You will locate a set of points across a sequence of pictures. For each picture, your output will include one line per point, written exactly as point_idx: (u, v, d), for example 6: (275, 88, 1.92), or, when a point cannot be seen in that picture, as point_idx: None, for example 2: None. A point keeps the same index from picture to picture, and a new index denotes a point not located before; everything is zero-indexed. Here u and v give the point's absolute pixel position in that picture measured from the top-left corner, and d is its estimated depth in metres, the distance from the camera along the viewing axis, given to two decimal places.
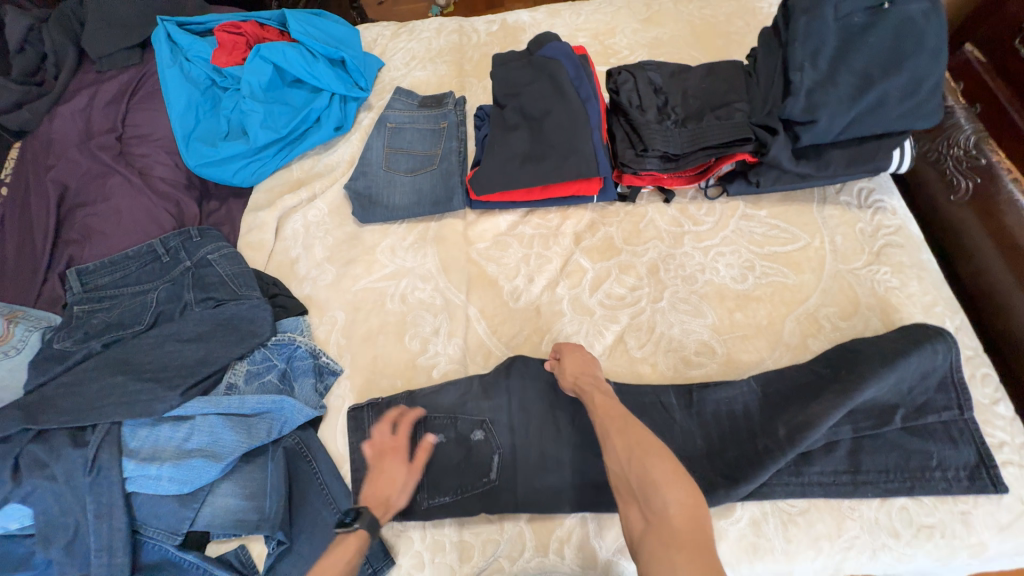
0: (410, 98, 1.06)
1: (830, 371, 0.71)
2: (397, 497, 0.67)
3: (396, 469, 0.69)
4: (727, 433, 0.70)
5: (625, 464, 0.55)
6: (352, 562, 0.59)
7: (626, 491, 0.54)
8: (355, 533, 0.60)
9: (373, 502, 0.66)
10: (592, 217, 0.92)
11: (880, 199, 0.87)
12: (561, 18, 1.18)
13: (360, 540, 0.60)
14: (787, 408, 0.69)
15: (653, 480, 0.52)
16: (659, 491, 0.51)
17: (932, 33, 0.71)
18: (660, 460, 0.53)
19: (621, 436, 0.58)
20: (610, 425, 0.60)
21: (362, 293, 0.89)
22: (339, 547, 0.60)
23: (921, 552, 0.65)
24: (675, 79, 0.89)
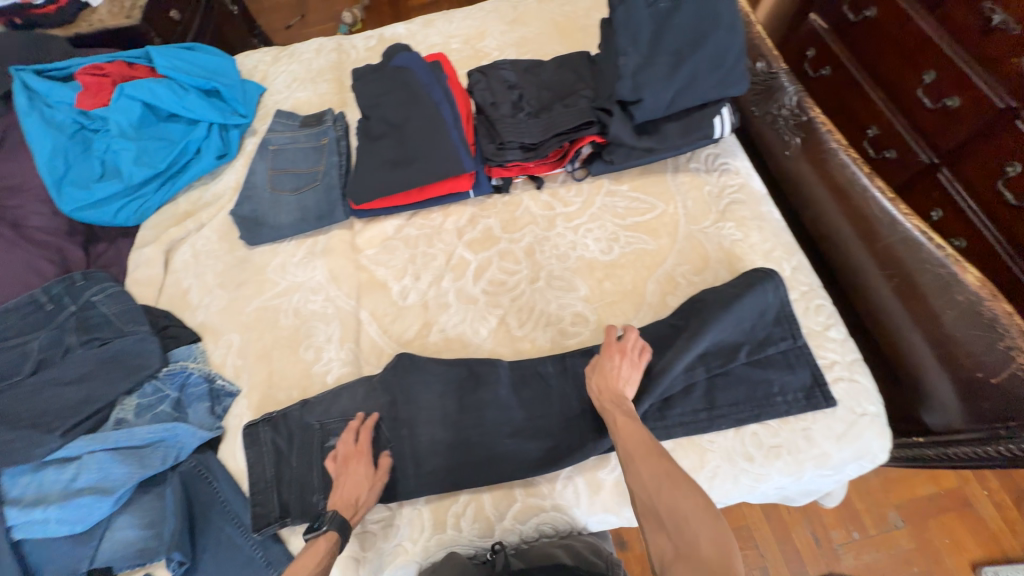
0: (291, 119, 1.09)
1: (681, 320, 0.78)
2: (366, 497, 0.69)
3: (358, 469, 0.71)
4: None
5: (654, 495, 0.56)
6: (322, 563, 0.62)
7: (652, 516, 0.56)
8: (324, 535, 0.64)
9: (339, 504, 0.68)
10: (472, 212, 0.98)
11: (724, 161, 0.96)
12: (435, 28, 1.23)
13: (329, 543, 0.63)
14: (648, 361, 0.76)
15: (683, 515, 0.54)
16: (689, 525, 0.53)
17: (725, 12, 0.81)
18: (688, 494, 0.55)
19: (650, 464, 0.59)
20: (635, 452, 0.61)
21: (256, 313, 0.91)
22: (311, 552, 0.62)
23: (774, 470, 0.72)
24: (528, 74, 0.96)
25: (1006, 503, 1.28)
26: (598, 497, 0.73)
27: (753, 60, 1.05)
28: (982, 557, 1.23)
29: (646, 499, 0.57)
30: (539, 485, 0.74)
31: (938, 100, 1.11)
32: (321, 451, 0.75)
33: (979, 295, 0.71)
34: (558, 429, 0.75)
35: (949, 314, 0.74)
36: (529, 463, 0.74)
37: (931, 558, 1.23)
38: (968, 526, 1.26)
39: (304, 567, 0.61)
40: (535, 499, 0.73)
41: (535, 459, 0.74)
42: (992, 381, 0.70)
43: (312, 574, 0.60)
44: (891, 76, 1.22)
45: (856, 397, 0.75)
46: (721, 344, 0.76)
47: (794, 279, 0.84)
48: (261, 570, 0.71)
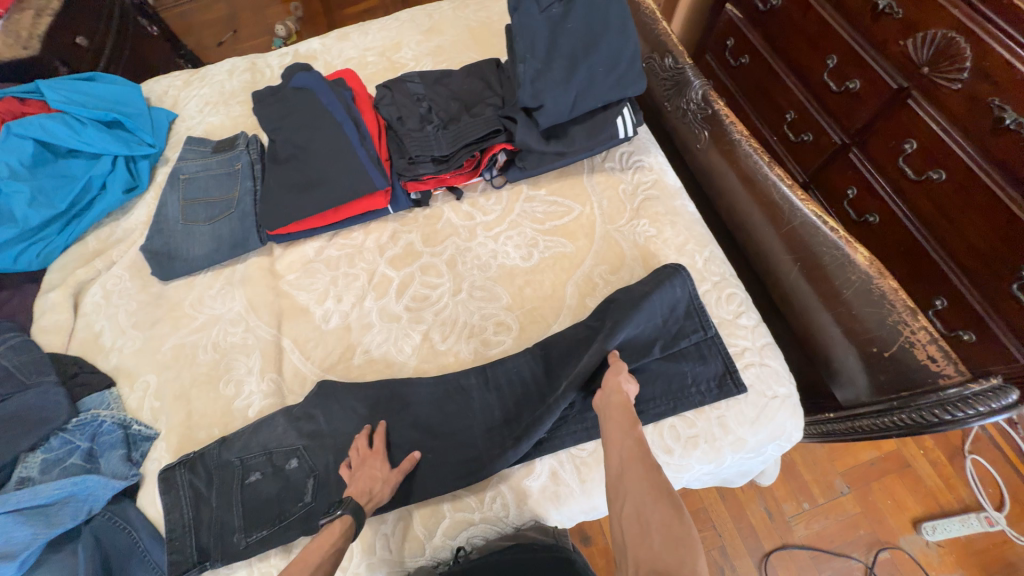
0: (203, 146, 1.06)
1: (596, 322, 0.79)
2: (380, 488, 0.68)
3: (375, 464, 0.71)
4: (520, 402, 0.77)
5: (626, 507, 0.54)
6: (335, 547, 0.60)
7: (637, 535, 0.50)
8: (339, 519, 0.63)
9: (354, 493, 0.67)
10: (393, 227, 0.97)
11: (638, 159, 0.98)
12: (350, 41, 1.21)
13: (344, 525, 0.62)
14: (565, 366, 0.77)
15: (650, 528, 0.50)
16: (652, 531, 0.50)
17: (614, 16, 0.83)
18: (660, 509, 0.51)
19: (645, 476, 0.55)
20: (630, 465, 0.57)
21: (173, 351, 0.88)
22: (325, 535, 0.61)
23: (693, 459, 0.74)
24: (436, 86, 0.95)
25: (941, 460, 1.35)
26: (527, 504, 0.74)
27: (662, 56, 1.06)
28: (922, 513, 1.29)
29: (633, 515, 0.52)
30: (466, 499, 0.74)
31: (842, 83, 1.16)
32: (242, 488, 0.74)
33: (868, 273, 0.75)
34: (482, 440, 0.76)
35: (847, 292, 0.77)
36: (454, 478, 0.74)
37: (875, 520, 1.29)
38: (908, 486, 1.32)
39: (319, 545, 0.60)
40: (464, 513, 0.73)
41: (460, 474, 0.74)
42: (885, 354, 0.73)
43: (325, 555, 0.59)
44: (800, 61, 1.26)
45: (766, 380, 0.78)
46: (636, 343, 0.78)
47: (706, 270, 0.86)
48: None
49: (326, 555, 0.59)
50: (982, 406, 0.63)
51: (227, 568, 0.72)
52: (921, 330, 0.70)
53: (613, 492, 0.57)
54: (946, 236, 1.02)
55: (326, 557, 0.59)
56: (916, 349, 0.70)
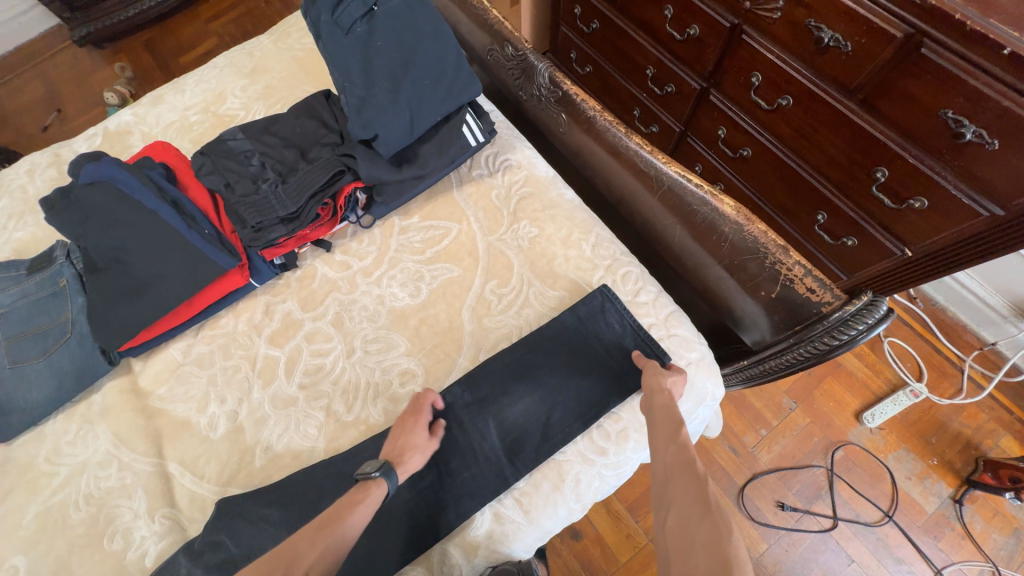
0: (12, 269, 0.88)
1: (537, 359, 0.76)
2: (417, 458, 0.66)
3: (413, 426, 0.69)
4: (450, 452, 0.73)
5: (671, 524, 0.49)
6: (367, 511, 0.59)
7: (683, 548, 0.46)
8: (376, 480, 0.62)
9: (390, 456, 0.65)
10: (265, 300, 0.87)
11: (505, 158, 0.93)
12: (166, 103, 1.07)
13: (376, 494, 0.61)
14: (496, 402, 0.74)
15: (695, 543, 0.46)
16: (696, 546, 0.45)
17: (423, 23, 0.78)
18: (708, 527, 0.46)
19: (694, 485, 0.51)
20: (675, 471, 0.53)
21: (37, 520, 0.74)
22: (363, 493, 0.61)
23: (629, 451, 0.73)
24: (264, 136, 0.85)
25: (864, 351, 1.45)
26: (478, 556, 0.69)
27: (502, 45, 1.01)
28: (861, 405, 1.38)
29: (679, 527, 0.48)
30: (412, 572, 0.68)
31: (683, 31, 1.17)
32: None
33: (738, 222, 0.77)
34: (413, 506, 0.70)
35: (727, 245, 0.78)
36: (395, 557, 0.67)
37: (824, 424, 1.37)
38: (843, 384, 1.41)
39: (352, 507, 0.59)
40: None
41: (399, 550, 0.67)
42: (774, 295, 0.75)
43: (357, 517, 0.58)
44: (643, 17, 1.26)
45: (677, 350, 0.77)
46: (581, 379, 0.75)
47: (597, 256, 0.84)
48: None
49: (357, 515, 0.58)
50: (864, 322, 0.66)
51: None
52: (796, 266, 0.72)
53: (656, 498, 0.53)
54: (810, 155, 1.07)
55: (358, 517, 0.58)
56: (797, 285, 0.72)
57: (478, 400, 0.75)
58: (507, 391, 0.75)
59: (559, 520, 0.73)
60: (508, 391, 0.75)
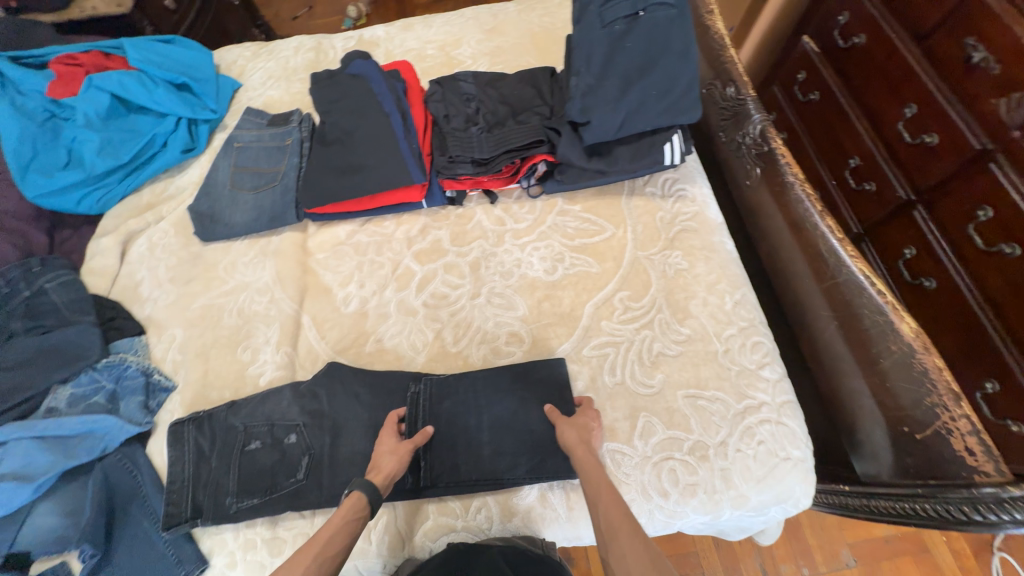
0: (260, 117, 1.10)
1: (506, 389, 0.78)
2: (390, 463, 0.68)
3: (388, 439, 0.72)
4: (443, 442, 0.76)
5: None
6: (349, 520, 0.61)
7: None
8: (351, 495, 0.64)
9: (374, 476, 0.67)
10: (425, 222, 0.97)
11: (681, 187, 0.94)
12: (413, 32, 1.23)
13: (355, 500, 0.63)
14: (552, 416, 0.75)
15: None
16: None
17: (677, 36, 0.79)
18: None
19: None
20: None
21: (201, 310, 0.92)
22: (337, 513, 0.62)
23: (690, 508, 0.71)
24: (488, 88, 0.95)
25: (965, 552, 1.23)
26: (511, 522, 0.73)
27: (724, 85, 1.01)
28: None
29: None
30: (451, 505, 0.74)
31: (918, 135, 1.07)
32: (242, 453, 0.76)
33: (911, 346, 0.69)
34: (456, 453, 0.76)
35: (883, 364, 0.71)
36: (447, 481, 0.74)
37: None
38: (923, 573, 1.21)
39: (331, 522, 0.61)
40: (447, 518, 0.73)
41: (450, 474, 0.74)
42: (917, 437, 0.67)
43: (336, 526, 0.60)
44: (875, 107, 1.18)
45: (780, 440, 0.73)
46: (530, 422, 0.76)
47: (735, 313, 0.82)
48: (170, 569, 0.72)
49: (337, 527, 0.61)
50: (1019, 514, 0.57)
51: (214, 527, 0.74)
52: (961, 419, 0.63)
53: None
54: (1013, 316, 0.93)
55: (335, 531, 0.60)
56: (953, 439, 0.64)
57: (486, 423, 0.77)
58: (527, 429, 0.76)
59: (592, 532, 0.74)
60: (598, 396, 0.77)
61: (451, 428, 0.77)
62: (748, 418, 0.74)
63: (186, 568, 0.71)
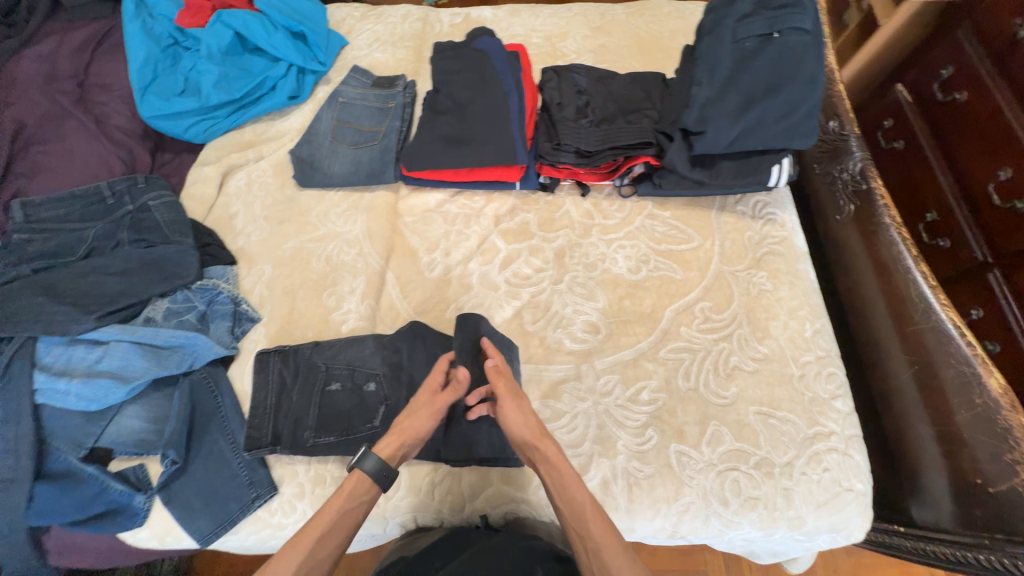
0: (365, 77, 1.12)
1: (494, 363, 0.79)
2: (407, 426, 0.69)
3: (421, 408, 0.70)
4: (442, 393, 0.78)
5: None
6: (347, 505, 0.63)
7: None
8: (351, 477, 0.64)
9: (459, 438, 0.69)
10: (514, 203, 0.99)
11: (771, 211, 0.95)
12: (520, 18, 1.25)
13: (354, 483, 0.64)
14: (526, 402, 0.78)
15: None
16: None
17: (809, 62, 0.79)
18: None
19: None
20: None
21: (291, 251, 0.95)
22: (334, 499, 0.63)
23: (746, 520, 0.73)
24: (600, 83, 0.97)
25: None
26: None
27: (826, 118, 1.02)
28: None
29: None
30: (515, 476, 0.77)
31: (1007, 200, 1.07)
32: (322, 393, 0.79)
33: (997, 402, 0.69)
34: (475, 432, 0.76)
35: (960, 416, 0.72)
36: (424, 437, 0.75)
37: None
38: None
39: (329, 511, 0.62)
40: (510, 489, 0.76)
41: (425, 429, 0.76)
42: (990, 491, 0.69)
43: (336, 514, 0.62)
44: (966, 166, 1.17)
45: (845, 471, 0.74)
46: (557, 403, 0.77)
47: (813, 341, 0.83)
48: (241, 489, 0.75)
49: (339, 512, 0.62)
50: None
51: (287, 458, 0.77)
52: None
53: None
54: None
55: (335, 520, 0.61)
56: None
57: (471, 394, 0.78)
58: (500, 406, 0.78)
59: (649, 528, 0.74)
60: (670, 398, 0.79)
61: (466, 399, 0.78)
62: (816, 444, 0.75)
63: (258, 491, 0.75)
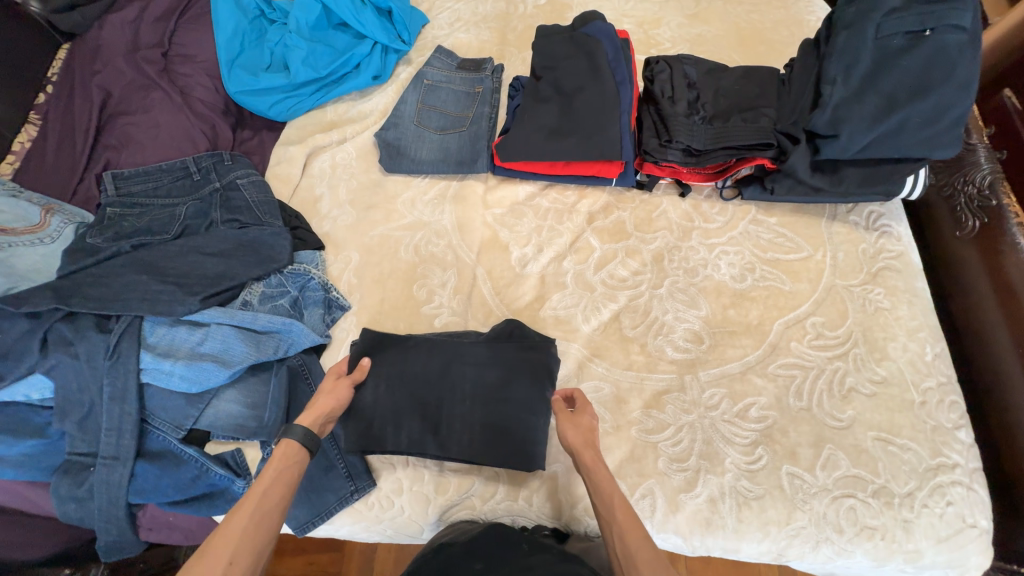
0: (450, 58, 1.06)
1: (462, 364, 0.77)
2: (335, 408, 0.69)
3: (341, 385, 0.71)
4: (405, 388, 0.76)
5: None
6: (283, 471, 0.60)
7: None
8: (283, 444, 0.62)
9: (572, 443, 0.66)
10: (608, 200, 0.95)
11: (887, 224, 0.89)
12: (610, 2, 1.18)
13: (286, 450, 0.61)
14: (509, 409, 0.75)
15: None
16: None
17: (964, 65, 0.73)
18: None
19: None
20: None
21: (378, 239, 0.92)
22: (269, 469, 0.59)
23: (861, 549, 0.69)
24: (711, 77, 0.90)
25: None
26: (674, 517, 0.71)
27: None
28: None
29: None
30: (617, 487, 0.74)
31: None
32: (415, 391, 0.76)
33: None
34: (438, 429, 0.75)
35: None
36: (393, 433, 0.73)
37: None
38: None
39: (265, 476, 0.58)
40: None
41: (388, 421, 0.74)
42: None
43: (271, 478, 0.58)
44: None
45: (970, 507, 0.70)
46: (522, 400, 0.75)
47: (934, 366, 0.78)
48: (339, 481, 0.74)
49: (276, 479, 0.58)
50: None
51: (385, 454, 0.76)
52: None
53: None
54: None
55: (275, 486, 0.58)
56: None
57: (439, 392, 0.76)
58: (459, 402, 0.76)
59: (754, 550, 0.71)
60: (782, 418, 0.75)
61: (402, 401, 0.75)
62: (939, 476, 0.71)
63: (358, 484, 0.74)
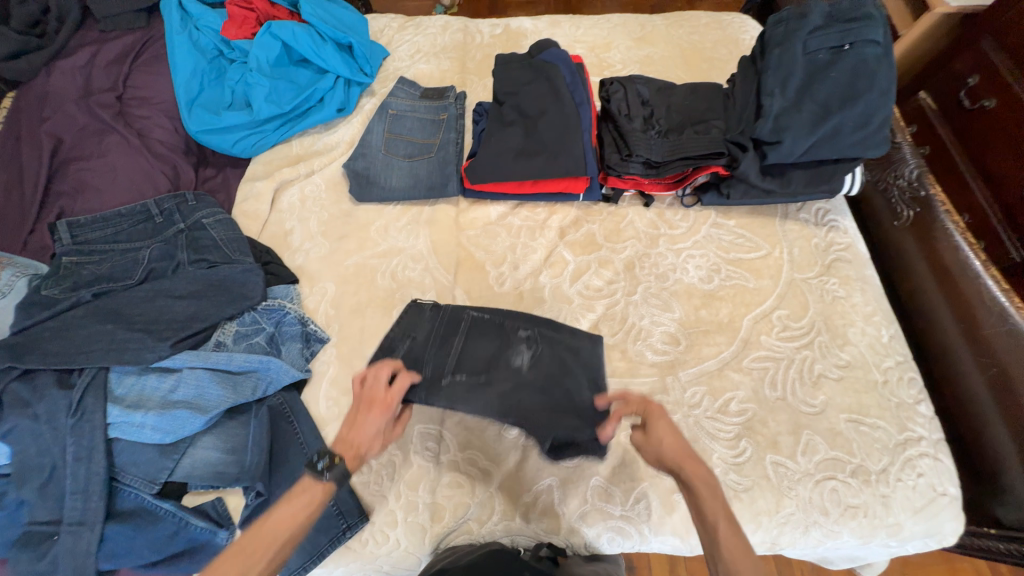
0: (413, 88, 1.08)
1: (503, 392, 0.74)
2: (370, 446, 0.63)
3: (376, 416, 0.64)
4: None
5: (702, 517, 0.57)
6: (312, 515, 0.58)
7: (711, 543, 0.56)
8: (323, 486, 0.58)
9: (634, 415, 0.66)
10: (577, 214, 0.98)
11: (834, 219, 0.96)
12: (561, 29, 1.24)
13: (325, 494, 0.58)
14: None
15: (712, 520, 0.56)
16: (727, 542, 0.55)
17: (883, 74, 0.81)
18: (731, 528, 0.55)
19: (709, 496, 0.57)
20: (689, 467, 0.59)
21: (353, 268, 0.92)
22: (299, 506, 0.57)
23: (847, 529, 0.72)
24: (661, 94, 0.96)
25: None
26: (671, 517, 0.73)
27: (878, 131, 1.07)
28: None
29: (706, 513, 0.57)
30: (613, 492, 0.74)
31: None
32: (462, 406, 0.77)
33: None
34: None
35: None
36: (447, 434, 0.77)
37: None
38: None
39: (291, 520, 0.56)
40: (607, 507, 0.73)
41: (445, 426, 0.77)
42: None
43: (301, 523, 0.57)
44: None
45: (938, 476, 0.75)
46: None
47: (890, 347, 0.84)
48: (329, 522, 0.71)
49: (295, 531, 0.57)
50: None
51: (376, 486, 0.75)
52: None
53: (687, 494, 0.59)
54: None
55: (290, 540, 0.56)
56: None
57: None
58: None
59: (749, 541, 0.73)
60: (761, 410, 0.78)
61: None
62: (908, 449, 0.75)
63: (349, 521, 0.71)
